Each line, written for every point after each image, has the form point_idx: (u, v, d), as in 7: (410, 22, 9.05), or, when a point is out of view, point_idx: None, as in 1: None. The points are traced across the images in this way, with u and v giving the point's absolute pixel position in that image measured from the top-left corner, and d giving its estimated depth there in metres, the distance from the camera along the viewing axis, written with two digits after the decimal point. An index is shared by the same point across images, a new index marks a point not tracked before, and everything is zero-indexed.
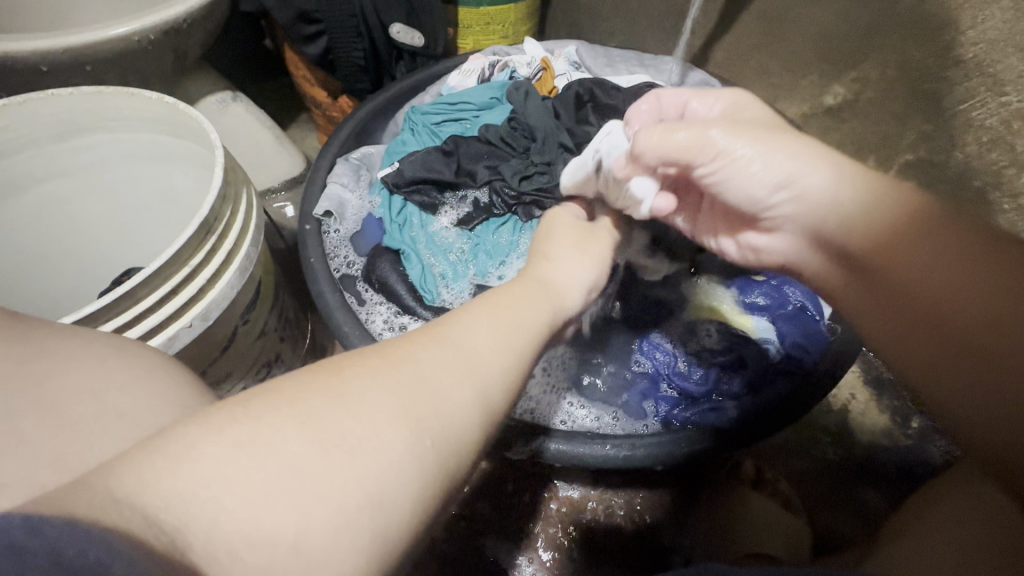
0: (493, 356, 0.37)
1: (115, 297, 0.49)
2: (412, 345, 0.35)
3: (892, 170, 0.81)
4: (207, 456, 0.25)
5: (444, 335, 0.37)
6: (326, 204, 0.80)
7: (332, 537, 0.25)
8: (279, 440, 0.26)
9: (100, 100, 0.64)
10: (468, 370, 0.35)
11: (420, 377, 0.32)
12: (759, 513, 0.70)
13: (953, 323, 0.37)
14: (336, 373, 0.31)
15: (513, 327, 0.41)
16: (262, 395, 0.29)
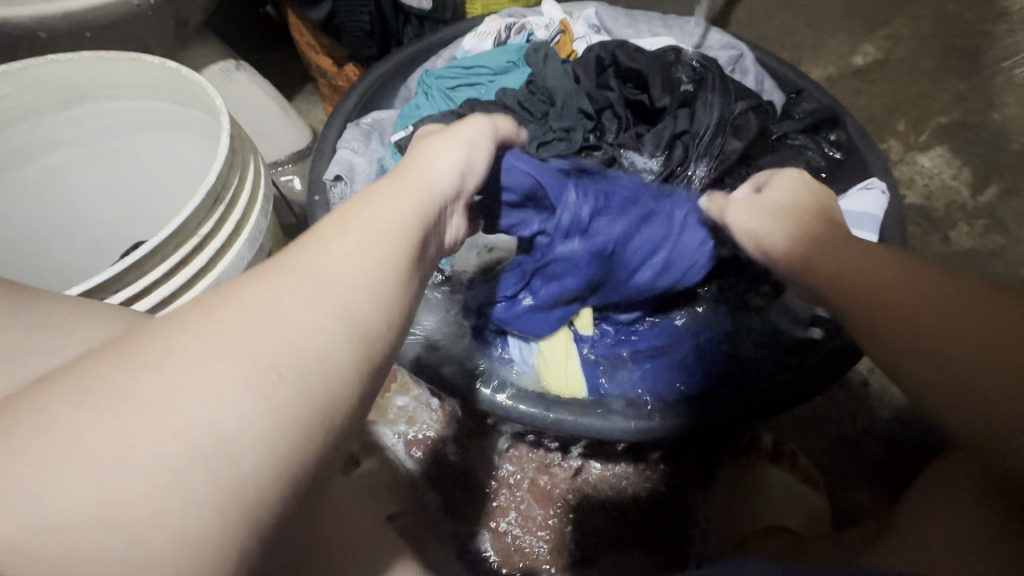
0: (368, 291, 0.31)
1: (123, 266, 0.47)
2: (250, 283, 0.29)
3: (924, 135, 0.78)
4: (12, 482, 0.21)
5: (291, 258, 0.31)
6: (337, 169, 0.79)
7: (171, 521, 0.22)
8: (72, 442, 0.22)
9: (103, 66, 0.62)
10: (313, 286, 0.30)
11: (273, 317, 0.27)
12: (778, 486, 0.69)
13: (968, 357, 0.34)
14: (160, 337, 0.26)
15: (376, 227, 0.35)
16: (97, 370, 0.24)
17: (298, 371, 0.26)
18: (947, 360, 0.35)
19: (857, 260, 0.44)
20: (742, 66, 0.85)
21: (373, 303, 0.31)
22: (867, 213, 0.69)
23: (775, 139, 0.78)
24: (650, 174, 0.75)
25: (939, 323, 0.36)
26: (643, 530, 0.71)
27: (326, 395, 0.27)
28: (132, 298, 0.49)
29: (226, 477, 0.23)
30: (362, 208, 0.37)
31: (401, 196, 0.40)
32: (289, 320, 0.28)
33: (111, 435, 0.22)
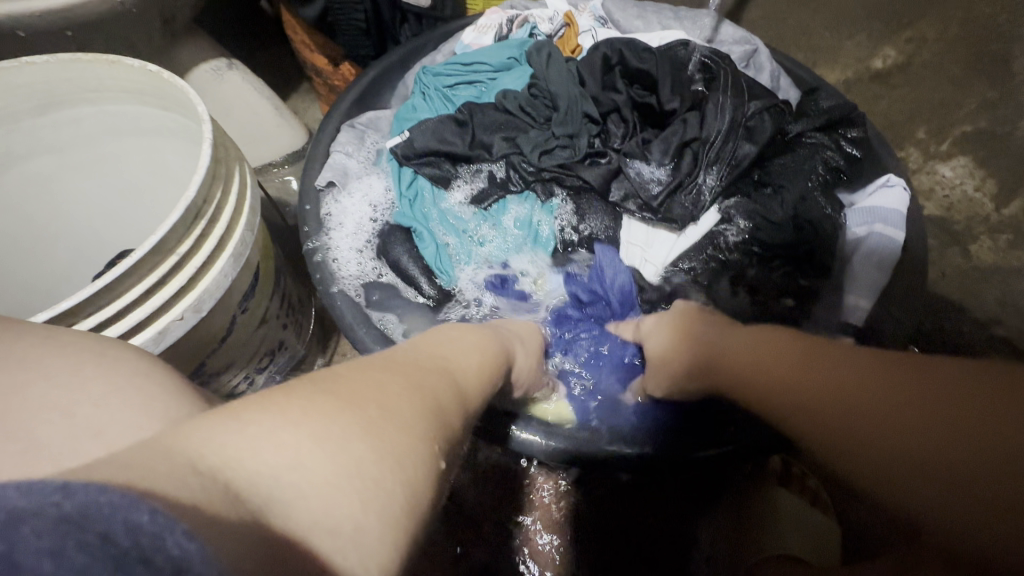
0: (478, 392, 0.41)
1: (94, 290, 0.44)
2: (375, 364, 0.35)
3: (946, 143, 0.74)
4: (250, 449, 0.24)
5: (419, 356, 0.39)
6: (330, 174, 0.75)
7: (352, 535, 0.24)
8: (312, 435, 0.26)
9: (80, 69, 0.59)
10: (423, 386, 0.35)
11: (413, 384, 0.34)
12: (784, 509, 0.66)
13: (857, 427, 0.36)
14: (359, 379, 0.32)
15: (450, 365, 0.40)
16: (311, 394, 0.29)
17: (413, 438, 0.30)
18: (879, 446, 0.34)
19: (788, 360, 0.42)
20: (757, 61, 0.81)
21: (455, 410, 0.36)
22: (893, 211, 0.67)
23: (792, 138, 0.74)
24: (659, 185, 0.71)
25: (854, 411, 0.36)
26: (644, 554, 0.69)
27: (425, 474, 0.29)
28: (107, 321, 0.46)
29: (353, 509, 0.25)
30: (438, 343, 0.44)
31: (474, 346, 0.46)
32: (410, 400, 0.32)
33: (294, 439, 0.25)
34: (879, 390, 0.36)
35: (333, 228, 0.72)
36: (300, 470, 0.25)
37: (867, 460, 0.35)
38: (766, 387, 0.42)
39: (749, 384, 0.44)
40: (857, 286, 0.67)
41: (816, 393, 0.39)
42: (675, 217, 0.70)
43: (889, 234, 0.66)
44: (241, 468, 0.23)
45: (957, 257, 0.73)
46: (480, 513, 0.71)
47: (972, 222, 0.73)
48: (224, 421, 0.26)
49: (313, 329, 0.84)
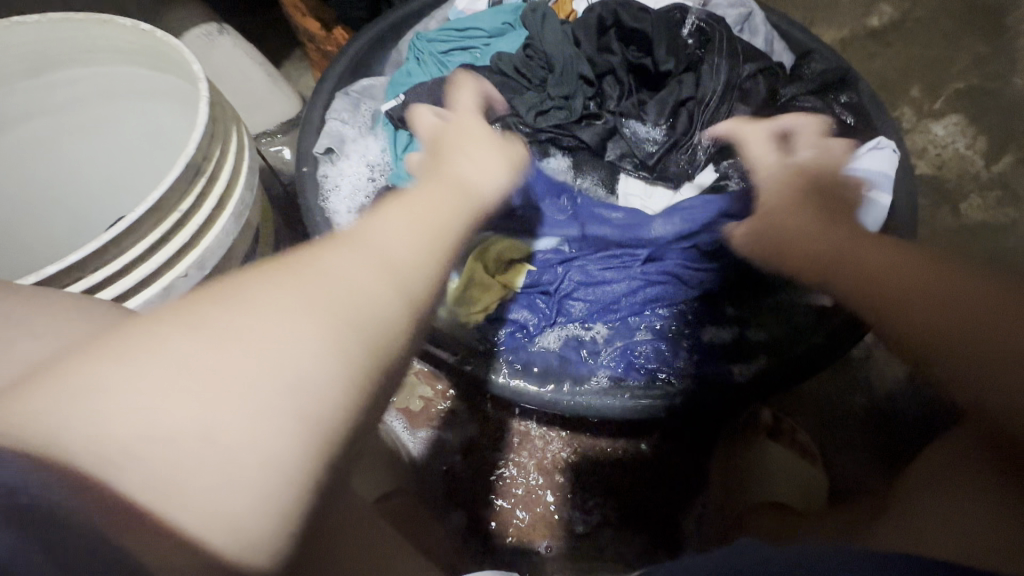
0: (412, 254, 0.37)
1: (99, 245, 0.45)
2: (276, 269, 0.32)
3: (938, 101, 0.75)
4: (131, 412, 0.25)
5: (354, 234, 0.37)
6: (326, 141, 0.75)
7: (266, 490, 0.25)
8: (173, 409, 0.25)
9: (71, 29, 0.59)
10: (332, 290, 0.31)
11: (338, 277, 0.32)
12: (774, 462, 0.68)
13: (979, 323, 0.41)
14: (242, 301, 0.30)
15: (378, 255, 0.35)
16: (176, 331, 0.28)
17: (310, 355, 0.28)
18: (981, 339, 0.41)
19: (806, 238, 0.56)
20: (752, 25, 0.81)
21: (388, 307, 0.32)
22: (880, 173, 0.67)
23: (786, 101, 0.74)
24: (653, 144, 0.72)
25: (901, 281, 0.46)
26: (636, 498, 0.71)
27: (325, 400, 0.28)
28: (111, 277, 0.47)
29: (270, 481, 0.26)
30: (366, 229, 0.37)
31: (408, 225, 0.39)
32: (323, 330, 0.29)
33: (143, 387, 0.26)
34: (924, 266, 0.46)
35: (329, 191, 0.74)
36: (157, 419, 0.25)
37: (966, 351, 0.41)
38: (844, 261, 0.52)
39: (902, 302, 0.45)
40: None
41: (896, 289, 0.46)
42: (670, 176, 0.72)
43: (876, 198, 0.67)
44: (110, 439, 0.25)
45: (949, 216, 0.73)
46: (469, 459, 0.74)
47: (962, 179, 0.73)
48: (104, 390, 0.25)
49: None
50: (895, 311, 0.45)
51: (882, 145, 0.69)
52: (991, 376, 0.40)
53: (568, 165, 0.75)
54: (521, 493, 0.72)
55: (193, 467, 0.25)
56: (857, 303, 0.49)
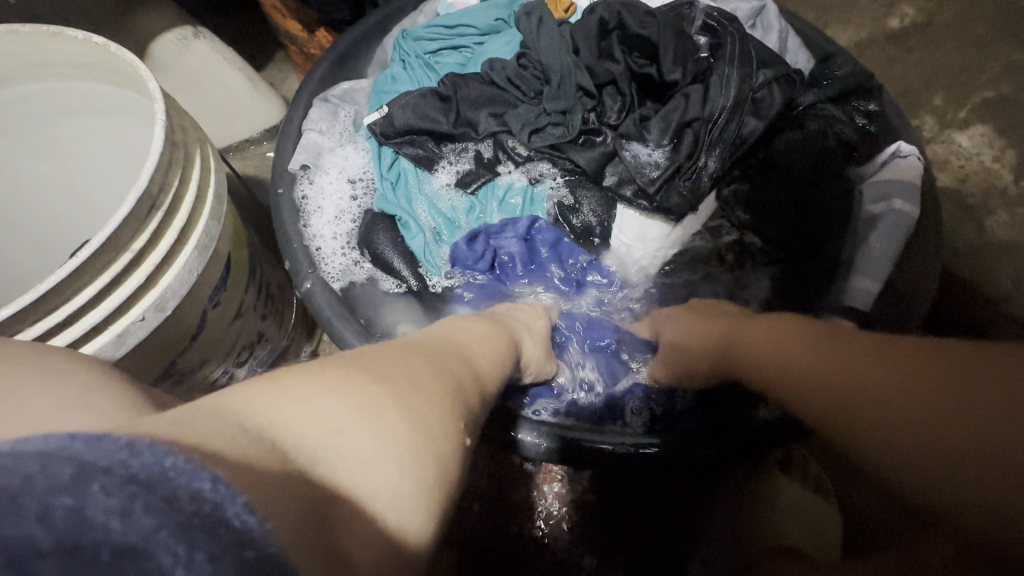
0: (486, 363, 0.42)
1: (36, 296, 0.40)
2: (397, 344, 0.36)
3: (963, 110, 0.70)
4: (323, 408, 0.26)
5: (435, 336, 0.41)
6: (302, 157, 0.69)
7: (409, 509, 0.26)
8: (347, 416, 0.27)
9: (19, 41, 0.53)
10: (450, 367, 0.36)
11: (463, 360, 0.38)
12: (788, 500, 0.63)
13: (909, 403, 0.34)
14: (397, 358, 0.33)
15: (469, 355, 0.40)
16: (363, 359, 0.31)
17: (445, 413, 0.31)
18: (895, 425, 0.33)
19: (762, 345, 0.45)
20: (765, 20, 0.76)
21: (478, 395, 0.37)
22: (907, 182, 0.63)
23: (802, 111, 0.69)
24: (655, 169, 0.67)
25: (848, 378, 0.37)
26: (639, 531, 0.70)
27: (453, 451, 0.30)
28: (55, 328, 0.42)
29: (415, 496, 0.26)
30: (448, 334, 0.42)
31: (476, 342, 0.43)
32: (452, 399, 0.33)
33: (326, 405, 0.27)
34: (857, 352, 0.38)
35: (310, 211, 0.67)
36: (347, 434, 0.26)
37: (896, 446, 0.33)
38: (763, 362, 0.44)
39: (822, 400, 0.38)
40: (866, 263, 0.62)
41: (812, 380, 0.39)
42: (672, 209, 0.66)
43: (906, 210, 0.62)
44: (287, 428, 0.25)
45: (973, 233, 0.68)
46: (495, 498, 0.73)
47: (988, 194, 0.68)
48: (298, 384, 0.27)
49: (296, 317, 0.80)
50: (819, 407, 0.38)
51: (904, 150, 0.65)
52: (932, 472, 0.32)
53: (563, 180, 0.70)
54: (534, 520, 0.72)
55: (364, 472, 0.25)
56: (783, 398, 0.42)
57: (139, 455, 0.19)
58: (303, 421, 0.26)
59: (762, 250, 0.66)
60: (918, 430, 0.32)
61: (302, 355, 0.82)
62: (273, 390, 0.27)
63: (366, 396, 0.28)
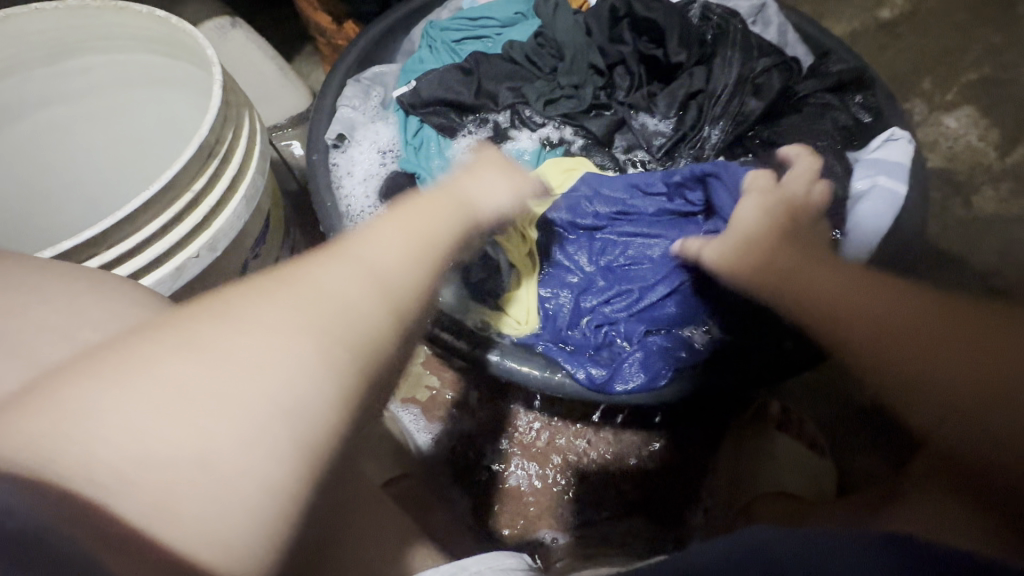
0: (403, 271, 0.33)
1: (114, 221, 0.46)
2: (248, 286, 0.30)
3: (950, 93, 0.75)
4: (99, 412, 0.24)
5: (343, 240, 0.34)
6: (338, 128, 0.75)
7: (242, 496, 0.24)
8: (138, 416, 0.24)
9: (90, 15, 0.60)
10: (315, 306, 0.29)
11: (341, 271, 0.32)
12: (783, 453, 0.67)
13: (939, 356, 0.37)
14: (238, 310, 0.28)
15: (374, 263, 0.33)
16: (155, 334, 0.27)
17: (303, 367, 0.27)
18: (922, 374, 0.37)
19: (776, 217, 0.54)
20: (765, 16, 0.81)
21: (376, 323, 0.31)
22: (896, 163, 0.67)
23: (799, 98, 0.74)
24: (662, 137, 0.73)
25: (864, 306, 0.42)
26: (641, 481, 0.72)
27: (320, 416, 0.26)
28: (124, 256, 0.48)
29: (250, 490, 0.24)
30: (350, 238, 0.34)
31: (404, 238, 0.35)
32: (303, 340, 0.28)
33: (103, 404, 0.24)
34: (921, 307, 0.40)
35: (344, 178, 0.74)
36: (138, 435, 0.24)
37: (909, 390, 0.38)
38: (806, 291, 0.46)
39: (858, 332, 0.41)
40: (855, 235, 0.66)
41: (868, 315, 0.41)
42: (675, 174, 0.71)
43: (891, 189, 0.66)
44: (65, 450, 0.23)
45: (961, 209, 0.72)
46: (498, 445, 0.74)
47: (975, 172, 0.73)
48: (95, 382, 0.25)
49: None
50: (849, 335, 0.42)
51: (895, 137, 0.70)
52: (946, 420, 0.37)
53: (580, 141, 0.75)
54: (545, 487, 0.72)
55: (168, 477, 0.24)
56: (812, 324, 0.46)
57: None
58: (84, 429, 0.23)
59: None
60: (952, 381, 0.36)
61: None
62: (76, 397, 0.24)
63: (184, 388, 0.25)
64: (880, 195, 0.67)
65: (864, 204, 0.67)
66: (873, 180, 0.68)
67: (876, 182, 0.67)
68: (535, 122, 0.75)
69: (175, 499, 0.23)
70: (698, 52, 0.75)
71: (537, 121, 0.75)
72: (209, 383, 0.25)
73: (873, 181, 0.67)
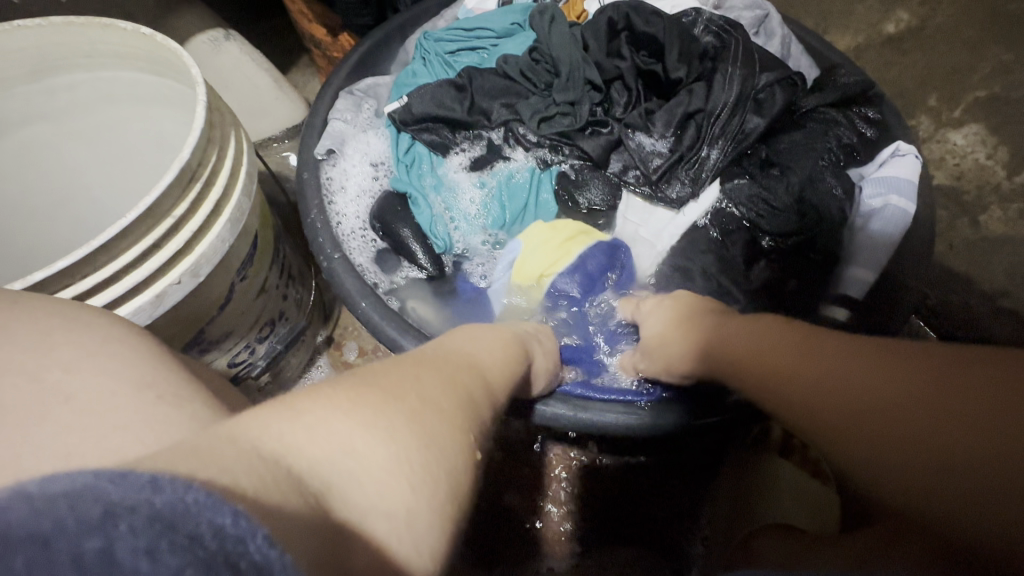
0: (501, 378, 0.42)
1: (89, 250, 0.44)
2: (409, 358, 0.35)
3: (958, 109, 0.73)
4: (334, 427, 0.26)
5: (443, 343, 0.41)
6: (329, 142, 0.73)
7: (418, 529, 0.26)
8: (351, 435, 0.27)
9: (73, 32, 0.58)
10: (460, 378, 0.36)
11: (472, 363, 0.40)
12: (787, 484, 0.64)
13: (918, 425, 0.32)
14: (410, 371, 0.33)
15: (480, 364, 0.40)
16: (368, 375, 0.31)
17: (452, 426, 0.31)
18: (913, 448, 0.32)
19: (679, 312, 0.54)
20: (768, 27, 0.79)
21: (481, 392, 0.37)
22: (906, 180, 0.66)
23: (803, 113, 0.73)
24: (659, 158, 0.71)
25: (821, 376, 0.38)
26: (650, 500, 0.71)
27: (464, 466, 0.31)
28: (99, 286, 0.46)
29: (406, 500, 0.26)
30: (452, 341, 0.42)
31: (488, 350, 0.44)
32: (465, 407, 0.34)
33: (328, 421, 0.26)
34: (876, 365, 0.35)
35: (335, 192, 0.72)
36: (354, 454, 0.26)
37: (897, 470, 0.32)
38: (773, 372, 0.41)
39: (820, 404, 0.37)
40: (863, 256, 0.66)
41: (833, 391, 0.36)
42: (671, 196, 0.70)
43: (903, 208, 0.65)
44: (301, 452, 0.24)
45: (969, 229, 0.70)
46: (515, 464, 0.74)
47: (982, 192, 0.71)
48: (323, 399, 0.28)
49: (314, 302, 0.83)
50: (818, 411, 0.37)
51: (902, 152, 0.68)
52: (953, 510, 0.31)
53: (574, 162, 0.74)
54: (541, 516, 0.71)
55: (366, 496, 0.25)
56: (779, 408, 0.40)
57: (149, 470, 0.18)
58: (315, 439, 0.25)
59: (763, 255, 0.68)
60: (946, 448, 0.31)
61: (317, 339, 0.85)
62: (280, 410, 0.26)
63: (384, 423, 0.28)
64: (891, 216, 0.65)
65: (875, 224, 0.66)
66: (885, 199, 0.66)
67: (888, 201, 0.66)
68: (526, 140, 0.74)
69: (366, 517, 0.25)
70: (699, 66, 0.74)
71: (530, 139, 0.74)
72: (407, 422, 0.29)
73: (886, 200, 0.66)
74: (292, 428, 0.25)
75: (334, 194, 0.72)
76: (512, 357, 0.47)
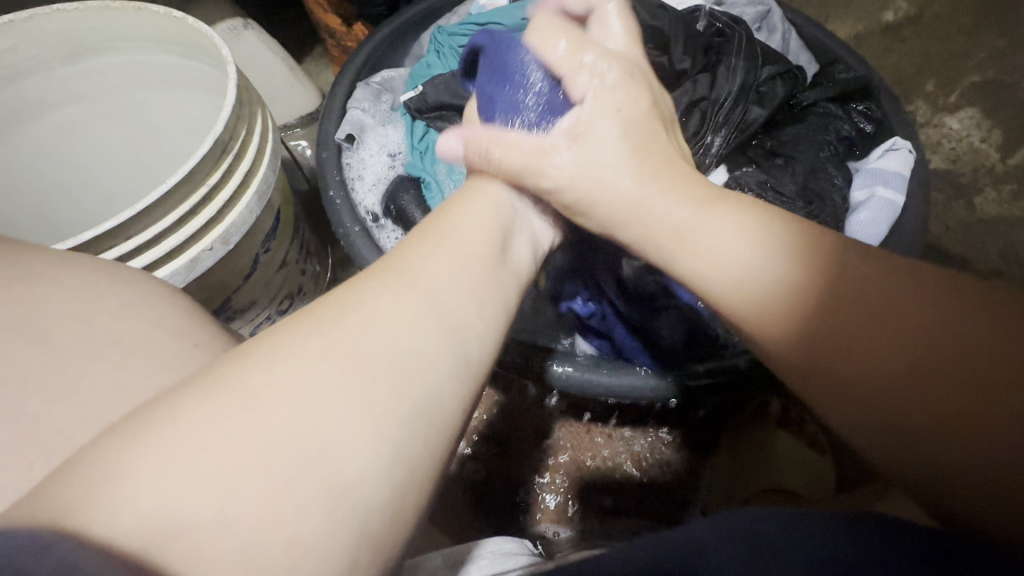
0: (453, 290, 0.35)
1: (133, 213, 0.48)
2: (288, 331, 0.30)
3: (954, 94, 0.76)
4: (150, 464, 0.23)
5: (394, 266, 0.35)
6: (347, 128, 0.77)
7: (305, 521, 0.24)
8: (179, 468, 0.23)
9: (109, 16, 0.62)
10: (357, 341, 0.30)
11: (396, 290, 0.33)
12: (784, 451, 0.68)
13: (953, 412, 0.31)
14: (274, 354, 0.28)
15: (425, 287, 0.34)
16: (204, 385, 0.27)
17: (329, 413, 0.27)
18: (940, 431, 0.31)
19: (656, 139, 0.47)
20: (769, 23, 0.81)
21: (430, 346, 0.31)
22: (896, 173, 0.68)
23: (804, 107, 0.75)
24: None
25: (853, 346, 0.35)
26: (653, 463, 0.74)
27: (365, 441, 0.27)
28: (140, 248, 0.49)
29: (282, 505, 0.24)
30: (402, 260, 0.36)
31: (446, 260, 0.37)
32: (351, 375, 0.28)
33: (140, 461, 0.23)
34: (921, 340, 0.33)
35: (355, 181, 0.77)
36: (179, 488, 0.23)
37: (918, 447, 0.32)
38: (794, 323, 0.37)
39: (846, 372, 0.34)
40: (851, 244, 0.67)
41: (866, 361, 0.34)
42: None
43: (891, 198, 0.67)
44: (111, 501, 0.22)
45: (964, 210, 0.73)
46: (519, 434, 0.76)
47: (977, 173, 0.74)
48: (140, 436, 0.24)
49: (329, 281, 0.86)
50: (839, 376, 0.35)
51: (896, 146, 0.70)
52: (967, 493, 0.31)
53: None
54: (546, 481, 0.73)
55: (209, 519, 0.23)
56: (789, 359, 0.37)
57: None
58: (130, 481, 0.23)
59: None
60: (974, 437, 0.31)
61: None
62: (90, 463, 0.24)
63: (214, 440, 0.24)
64: (880, 205, 0.67)
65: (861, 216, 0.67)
66: (874, 191, 0.68)
67: (877, 192, 0.67)
68: None
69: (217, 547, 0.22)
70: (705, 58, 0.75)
71: None
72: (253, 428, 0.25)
73: (874, 191, 0.68)
74: (96, 470, 0.23)
75: (354, 179, 0.77)
76: (483, 262, 0.39)
